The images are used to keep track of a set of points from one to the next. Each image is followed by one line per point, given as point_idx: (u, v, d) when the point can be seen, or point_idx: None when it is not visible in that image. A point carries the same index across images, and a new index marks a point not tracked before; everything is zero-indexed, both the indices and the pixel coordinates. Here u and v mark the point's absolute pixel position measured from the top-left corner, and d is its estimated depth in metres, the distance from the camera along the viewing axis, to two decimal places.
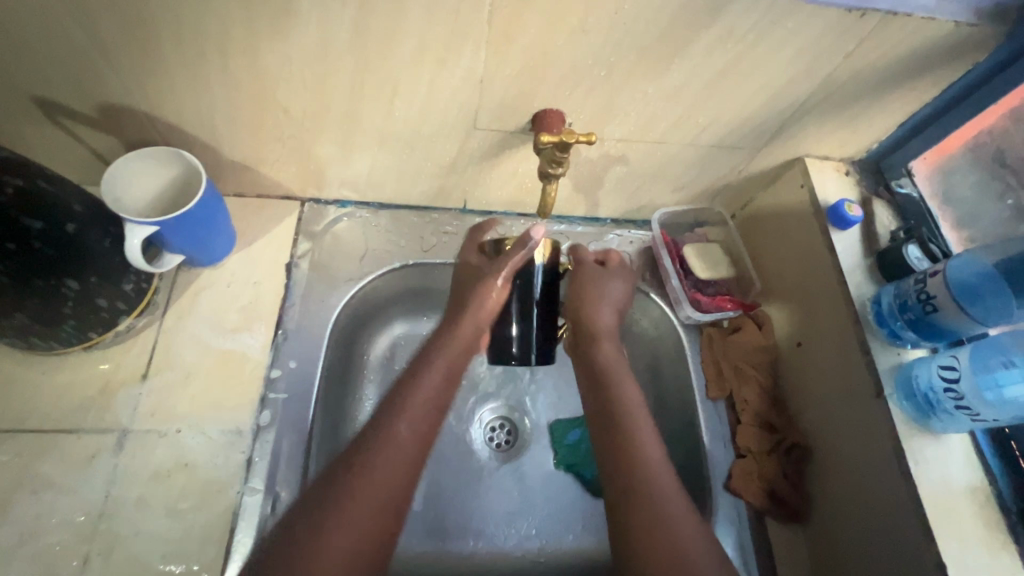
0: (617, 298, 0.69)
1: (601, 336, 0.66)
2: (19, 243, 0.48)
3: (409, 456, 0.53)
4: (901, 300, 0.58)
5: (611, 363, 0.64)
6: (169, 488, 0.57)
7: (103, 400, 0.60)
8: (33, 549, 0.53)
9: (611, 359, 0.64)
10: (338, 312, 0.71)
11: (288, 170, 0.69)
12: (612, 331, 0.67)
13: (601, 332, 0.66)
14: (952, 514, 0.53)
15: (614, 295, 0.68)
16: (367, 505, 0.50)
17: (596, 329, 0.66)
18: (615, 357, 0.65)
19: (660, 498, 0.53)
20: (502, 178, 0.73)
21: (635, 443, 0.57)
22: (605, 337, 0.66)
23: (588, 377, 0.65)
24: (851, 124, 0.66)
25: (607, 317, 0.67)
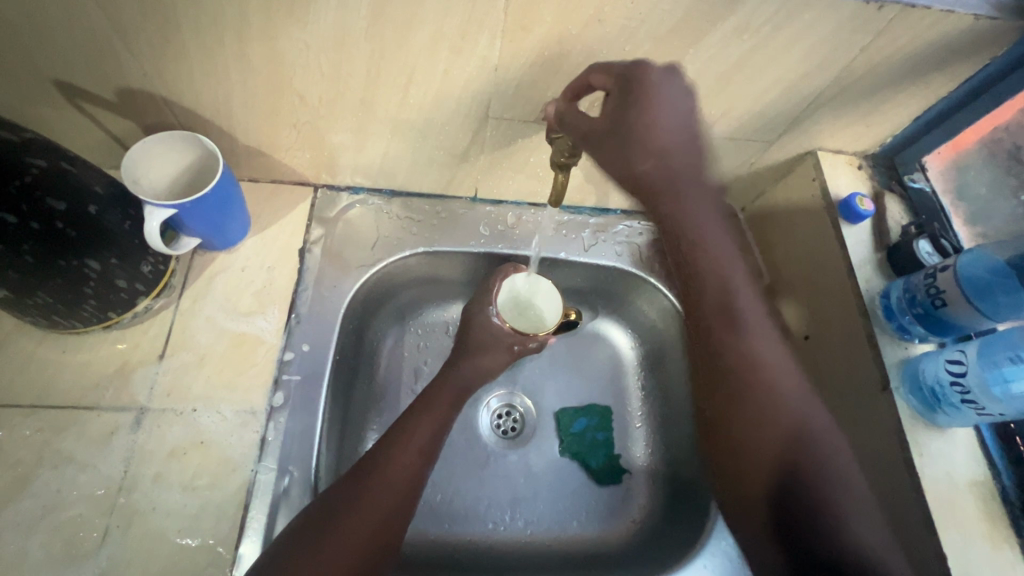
0: (684, 102, 0.54)
1: (676, 185, 0.55)
2: (43, 222, 0.49)
3: (387, 508, 0.54)
4: (910, 295, 0.58)
5: (684, 216, 0.57)
6: (186, 464, 0.59)
7: (121, 379, 0.62)
8: (55, 520, 0.55)
9: (679, 209, 0.56)
10: (349, 297, 0.72)
11: (303, 156, 0.70)
12: (692, 169, 0.56)
13: (681, 176, 0.55)
14: (955, 508, 0.53)
15: (675, 104, 0.54)
16: (379, 497, 0.54)
17: (671, 179, 0.55)
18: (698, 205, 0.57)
19: (780, 403, 0.56)
20: (513, 167, 0.74)
21: (751, 361, 0.58)
22: (686, 183, 0.56)
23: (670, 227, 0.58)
24: (864, 118, 0.66)
25: (707, 213, 0.58)
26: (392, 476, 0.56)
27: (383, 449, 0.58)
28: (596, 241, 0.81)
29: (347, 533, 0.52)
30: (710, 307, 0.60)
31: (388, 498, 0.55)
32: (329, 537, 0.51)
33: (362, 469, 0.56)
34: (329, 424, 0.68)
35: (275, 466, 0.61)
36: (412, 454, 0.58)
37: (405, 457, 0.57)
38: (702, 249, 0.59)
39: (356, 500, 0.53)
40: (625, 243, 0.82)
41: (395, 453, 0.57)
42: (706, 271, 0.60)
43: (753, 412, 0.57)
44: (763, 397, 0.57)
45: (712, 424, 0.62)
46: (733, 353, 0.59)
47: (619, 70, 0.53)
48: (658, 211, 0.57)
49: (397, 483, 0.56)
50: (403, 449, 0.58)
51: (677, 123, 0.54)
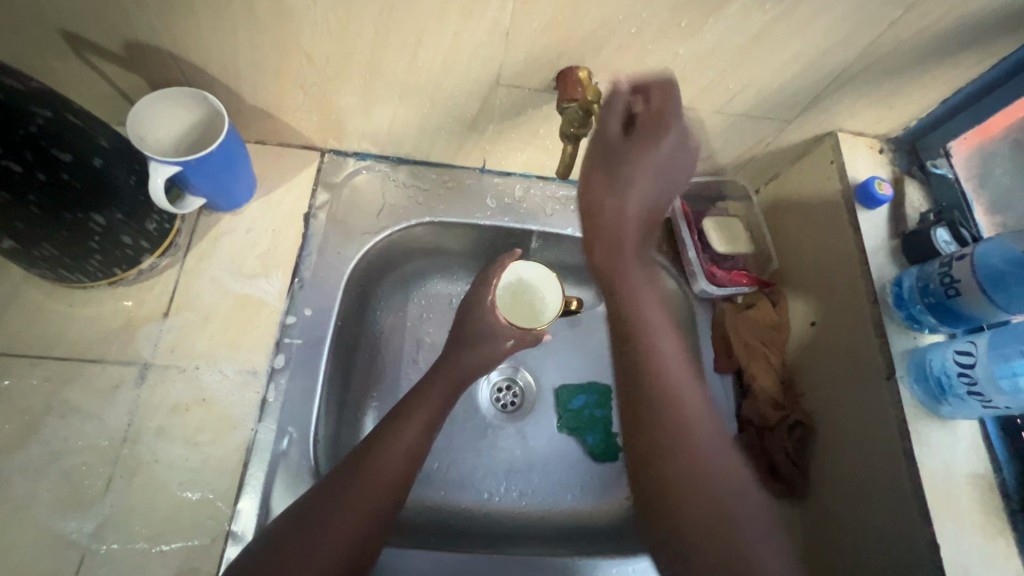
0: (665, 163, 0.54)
1: (615, 267, 0.59)
2: (49, 173, 0.49)
3: (383, 492, 0.54)
4: (923, 283, 0.57)
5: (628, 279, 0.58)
6: (188, 420, 0.60)
7: (126, 334, 0.62)
8: (62, 467, 0.56)
9: (622, 269, 0.59)
10: (353, 264, 0.72)
11: (310, 119, 0.69)
12: (641, 221, 0.58)
13: (624, 239, 0.58)
14: (953, 499, 0.52)
15: (662, 170, 0.55)
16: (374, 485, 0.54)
17: (615, 244, 0.58)
18: (641, 291, 0.59)
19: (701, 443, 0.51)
20: (522, 138, 0.72)
21: (681, 399, 0.53)
22: (628, 247, 0.58)
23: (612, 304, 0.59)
24: (888, 99, 0.64)
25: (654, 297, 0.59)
26: (375, 473, 0.55)
27: (369, 446, 0.57)
28: None
29: (326, 534, 0.51)
30: (667, 374, 0.54)
31: (369, 498, 0.53)
32: (309, 536, 0.50)
33: (344, 466, 0.55)
34: (329, 388, 0.68)
35: (275, 426, 0.62)
36: (396, 453, 0.57)
37: (389, 455, 0.56)
38: (653, 341, 0.56)
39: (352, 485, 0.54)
40: None
41: (380, 448, 0.56)
42: (638, 345, 0.56)
43: (682, 470, 0.49)
44: (677, 441, 0.51)
45: (652, 502, 0.51)
46: (664, 408, 0.52)
47: (654, 96, 0.54)
48: (597, 258, 0.59)
49: (379, 481, 0.54)
50: (388, 447, 0.57)
51: (643, 202, 0.56)
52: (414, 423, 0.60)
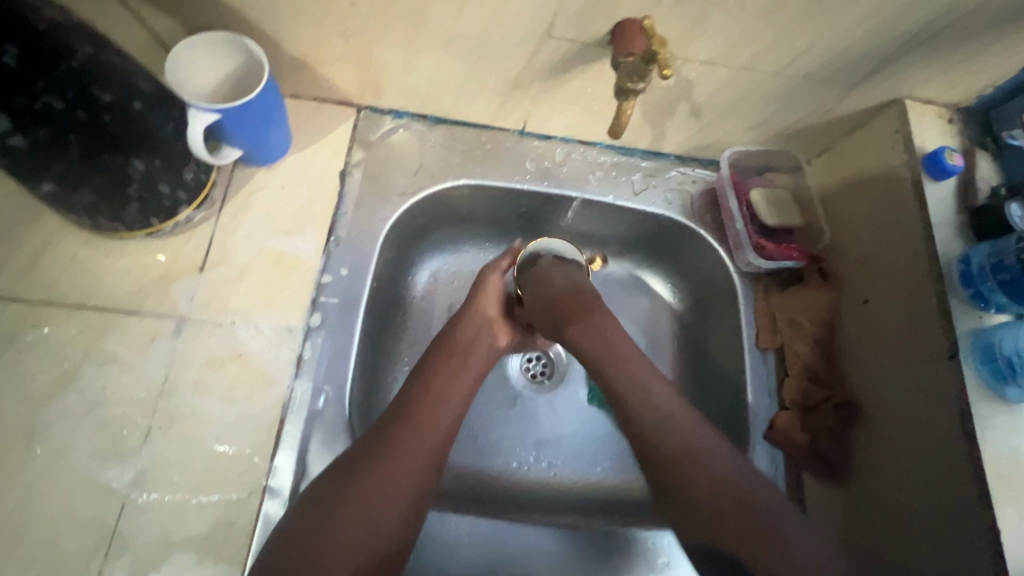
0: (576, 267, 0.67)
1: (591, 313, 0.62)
2: (90, 113, 0.47)
3: (405, 480, 0.54)
4: (995, 260, 0.53)
5: (603, 343, 0.61)
6: (224, 375, 0.59)
7: (162, 287, 0.61)
8: (100, 417, 0.56)
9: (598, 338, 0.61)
10: (389, 225, 0.70)
11: (347, 71, 0.66)
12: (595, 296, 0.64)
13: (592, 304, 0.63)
14: (1015, 485, 0.50)
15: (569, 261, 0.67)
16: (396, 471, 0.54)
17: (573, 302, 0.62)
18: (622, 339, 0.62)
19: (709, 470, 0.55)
20: (566, 99, 0.69)
21: (671, 419, 0.57)
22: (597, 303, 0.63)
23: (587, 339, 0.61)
24: (964, 63, 0.60)
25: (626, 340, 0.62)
26: (407, 457, 0.55)
27: (398, 427, 0.56)
28: (646, 186, 0.77)
29: (355, 517, 0.52)
30: (648, 421, 0.58)
31: (400, 486, 0.54)
32: (341, 517, 0.51)
33: (372, 447, 0.55)
34: (363, 350, 0.67)
35: (311, 383, 0.61)
36: (426, 439, 0.56)
37: (421, 439, 0.56)
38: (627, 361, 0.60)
39: (373, 470, 0.53)
40: (677, 191, 0.77)
41: (410, 431, 0.56)
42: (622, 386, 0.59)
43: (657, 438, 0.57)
44: (684, 468, 0.55)
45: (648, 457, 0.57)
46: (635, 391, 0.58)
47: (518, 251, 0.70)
48: (531, 298, 0.63)
49: (410, 465, 0.55)
50: (419, 432, 0.56)
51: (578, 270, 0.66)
52: (443, 404, 0.59)
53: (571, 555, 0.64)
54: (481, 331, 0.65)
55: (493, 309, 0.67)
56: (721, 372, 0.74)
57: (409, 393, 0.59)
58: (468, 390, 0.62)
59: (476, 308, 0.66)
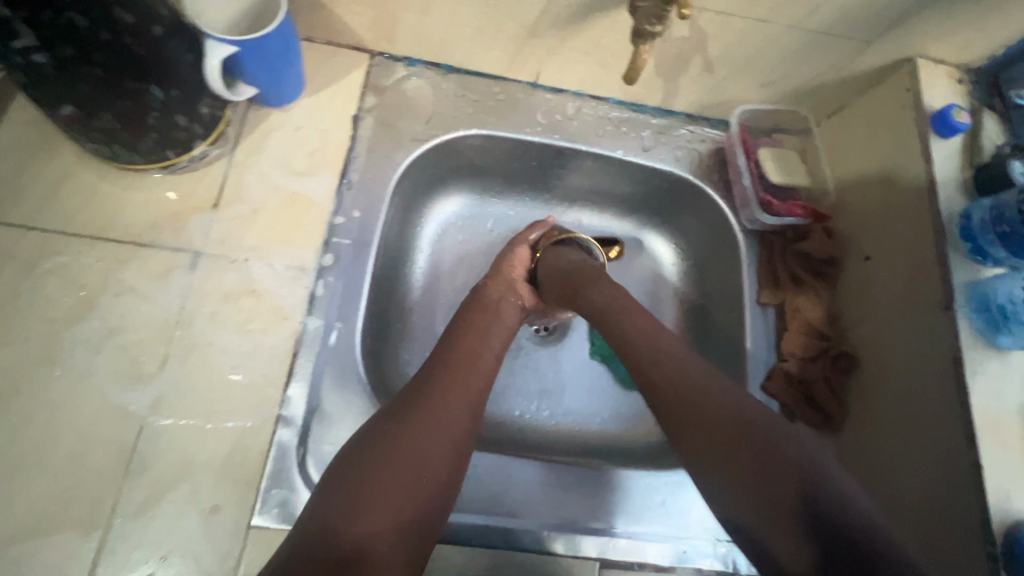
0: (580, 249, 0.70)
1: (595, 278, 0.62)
2: (112, 33, 0.47)
3: (443, 442, 0.52)
4: (996, 213, 0.55)
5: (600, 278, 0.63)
6: (239, 309, 0.61)
7: (177, 221, 0.62)
8: (119, 343, 0.58)
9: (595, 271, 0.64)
10: (401, 170, 0.71)
11: (363, 13, 0.66)
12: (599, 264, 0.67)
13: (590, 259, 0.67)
14: (1001, 428, 0.52)
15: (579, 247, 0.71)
16: (432, 432, 0.52)
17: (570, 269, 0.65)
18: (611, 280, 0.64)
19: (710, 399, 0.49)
20: (581, 50, 0.69)
21: (651, 342, 0.55)
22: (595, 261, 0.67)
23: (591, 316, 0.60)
24: (978, 21, 0.60)
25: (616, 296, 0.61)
26: (448, 414, 0.54)
27: (442, 386, 0.56)
28: (656, 143, 0.77)
29: (399, 470, 0.49)
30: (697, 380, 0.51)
31: (441, 444, 0.52)
32: (383, 474, 0.48)
33: (415, 400, 0.54)
34: (374, 293, 0.68)
35: (323, 320, 0.62)
36: (470, 397, 0.56)
37: (461, 396, 0.56)
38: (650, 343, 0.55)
39: (409, 431, 0.51)
40: (686, 148, 0.78)
41: (452, 387, 0.56)
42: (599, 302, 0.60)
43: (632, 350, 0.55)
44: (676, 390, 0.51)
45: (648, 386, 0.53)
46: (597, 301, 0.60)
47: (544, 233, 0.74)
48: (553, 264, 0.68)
49: (452, 422, 0.54)
50: (459, 388, 0.56)
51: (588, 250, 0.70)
52: (478, 371, 0.58)
53: (569, 496, 0.63)
54: (505, 292, 0.68)
55: (521, 272, 0.71)
56: (722, 327, 0.75)
57: (444, 360, 0.59)
58: (497, 358, 0.62)
59: (505, 273, 0.70)
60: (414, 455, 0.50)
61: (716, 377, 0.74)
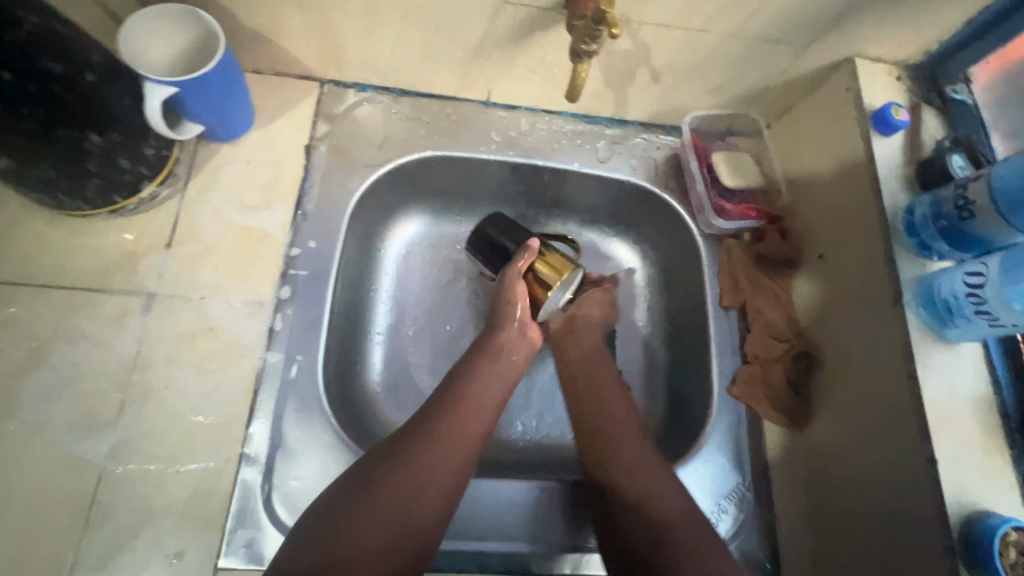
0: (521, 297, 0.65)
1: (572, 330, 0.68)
2: (39, 84, 0.47)
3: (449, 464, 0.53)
4: (936, 208, 0.56)
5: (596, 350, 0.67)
6: (196, 348, 0.60)
7: (129, 263, 0.62)
8: (74, 391, 0.57)
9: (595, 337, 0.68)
10: (357, 197, 0.70)
11: (308, 43, 0.66)
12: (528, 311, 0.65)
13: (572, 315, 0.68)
14: (953, 419, 0.53)
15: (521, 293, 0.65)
16: (440, 454, 0.53)
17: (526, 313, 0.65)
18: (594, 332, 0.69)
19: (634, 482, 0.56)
20: (527, 67, 0.69)
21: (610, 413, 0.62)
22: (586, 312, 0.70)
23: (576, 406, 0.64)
24: (910, 20, 0.61)
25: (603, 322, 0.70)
26: (456, 434, 0.55)
27: (457, 407, 0.56)
28: (611, 154, 0.78)
29: (403, 489, 0.51)
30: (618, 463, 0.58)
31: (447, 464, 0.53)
32: (384, 490, 0.50)
33: (428, 419, 0.55)
34: (335, 320, 0.68)
35: (283, 354, 0.62)
36: (480, 415, 0.57)
37: (473, 414, 0.57)
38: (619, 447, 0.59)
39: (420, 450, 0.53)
40: (642, 157, 0.78)
41: (468, 408, 0.57)
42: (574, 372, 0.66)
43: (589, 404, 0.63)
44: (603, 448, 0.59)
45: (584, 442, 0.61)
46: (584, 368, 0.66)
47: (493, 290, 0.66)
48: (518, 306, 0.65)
49: (461, 440, 0.55)
50: (472, 409, 0.57)
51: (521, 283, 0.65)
52: (490, 393, 0.59)
53: (540, 513, 0.63)
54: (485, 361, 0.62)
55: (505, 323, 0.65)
56: (687, 331, 0.76)
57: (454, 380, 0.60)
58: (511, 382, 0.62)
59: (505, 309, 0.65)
60: (417, 475, 0.52)
61: (684, 380, 0.75)
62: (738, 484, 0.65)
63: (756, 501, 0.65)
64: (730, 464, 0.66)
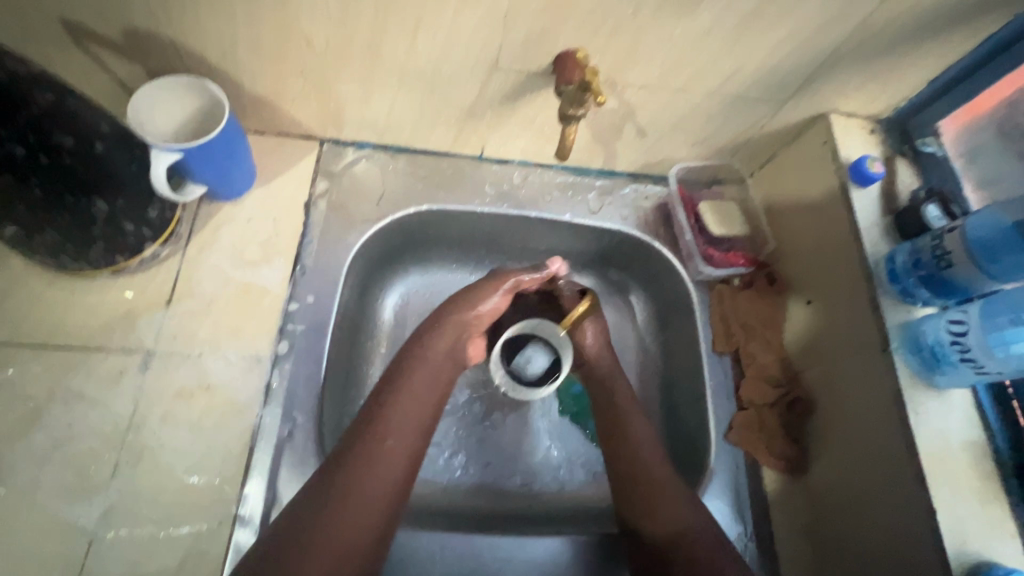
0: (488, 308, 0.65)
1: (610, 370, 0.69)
2: (50, 156, 0.49)
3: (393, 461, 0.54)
4: (915, 257, 0.58)
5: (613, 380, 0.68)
6: (192, 406, 0.60)
7: (128, 322, 0.62)
8: (67, 453, 0.56)
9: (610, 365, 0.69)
10: (355, 251, 0.72)
11: (309, 107, 0.69)
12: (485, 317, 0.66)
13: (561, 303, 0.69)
14: (948, 465, 0.54)
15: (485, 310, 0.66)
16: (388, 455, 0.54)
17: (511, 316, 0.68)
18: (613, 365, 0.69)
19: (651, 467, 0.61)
20: (519, 125, 0.72)
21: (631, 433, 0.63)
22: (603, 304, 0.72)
23: (608, 435, 0.65)
24: (880, 79, 0.65)
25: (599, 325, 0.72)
26: (400, 425, 0.55)
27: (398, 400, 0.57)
28: (602, 204, 0.80)
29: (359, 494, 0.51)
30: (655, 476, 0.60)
31: (397, 454, 0.54)
32: (351, 493, 0.51)
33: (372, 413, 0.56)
34: (332, 375, 0.68)
35: (280, 411, 0.62)
36: (422, 404, 0.57)
37: (413, 398, 0.57)
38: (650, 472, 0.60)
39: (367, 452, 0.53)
40: (631, 206, 0.81)
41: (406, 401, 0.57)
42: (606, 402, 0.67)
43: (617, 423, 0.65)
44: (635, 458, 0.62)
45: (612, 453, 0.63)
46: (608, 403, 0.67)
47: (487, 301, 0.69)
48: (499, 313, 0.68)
49: (411, 421, 0.56)
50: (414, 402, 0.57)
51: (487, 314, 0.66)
52: (435, 376, 0.60)
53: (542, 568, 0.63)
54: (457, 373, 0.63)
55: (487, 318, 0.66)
56: (683, 378, 0.76)
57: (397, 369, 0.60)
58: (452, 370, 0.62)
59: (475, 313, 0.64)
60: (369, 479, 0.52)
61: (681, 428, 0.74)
62: (742, 534, 0.64)
63: (759, 552, 0.64)
64: (731, 513, 0.65)
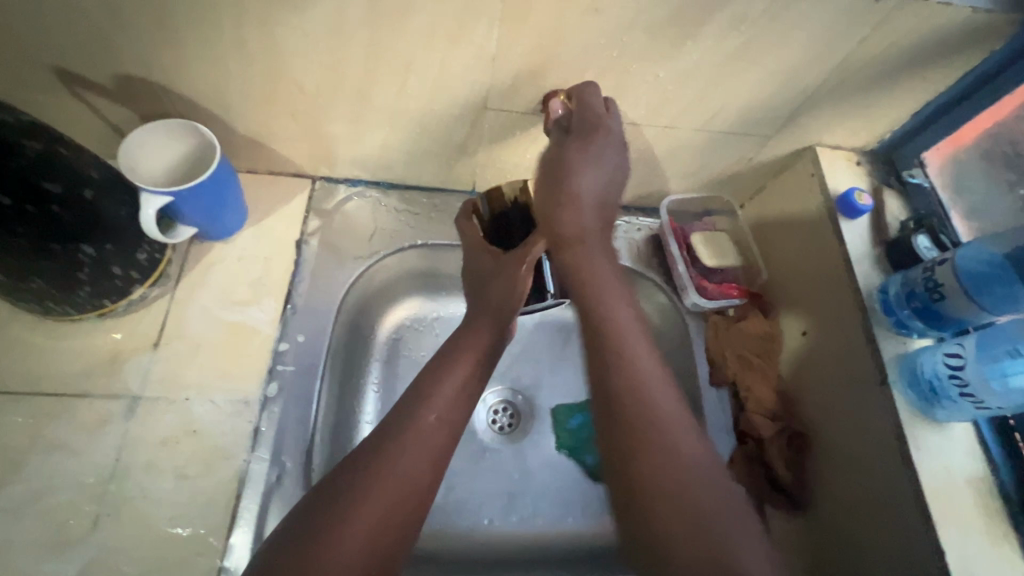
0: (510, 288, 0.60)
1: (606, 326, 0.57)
2: (39, 205, 0.49)
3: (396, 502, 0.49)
4: (908, 289, 0.58)
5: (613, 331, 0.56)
6: (177, 453, 0.59)
7: (113, 366, 0.61)
8: (45, 506, 0.54)
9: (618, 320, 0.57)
10: (346, 289, 0.72)
11: (301, 147, 0.69)
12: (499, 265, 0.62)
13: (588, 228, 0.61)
14: (954, 503, 0.52)
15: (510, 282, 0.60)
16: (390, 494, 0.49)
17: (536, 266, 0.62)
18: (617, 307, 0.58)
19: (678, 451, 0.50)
20: (510, 162, 0.73)
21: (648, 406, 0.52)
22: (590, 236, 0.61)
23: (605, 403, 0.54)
24: (863, 113, 0.66)
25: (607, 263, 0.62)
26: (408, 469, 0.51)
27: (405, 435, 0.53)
28: None
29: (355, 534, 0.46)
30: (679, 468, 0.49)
31: (404, 493, 0.50)
32: (343, 531, 0.46)
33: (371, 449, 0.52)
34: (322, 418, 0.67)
35: (267, 457, 0.60)
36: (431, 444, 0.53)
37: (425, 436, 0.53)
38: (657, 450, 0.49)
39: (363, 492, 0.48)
40: (623, 239, 0.80)
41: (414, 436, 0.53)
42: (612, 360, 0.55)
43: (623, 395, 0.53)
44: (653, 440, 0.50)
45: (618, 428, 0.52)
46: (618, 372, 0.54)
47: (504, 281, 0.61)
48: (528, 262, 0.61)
49: (419, 457, 0.52)
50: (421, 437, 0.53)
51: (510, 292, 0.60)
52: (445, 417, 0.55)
53: None
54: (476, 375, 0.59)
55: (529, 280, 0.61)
56: None
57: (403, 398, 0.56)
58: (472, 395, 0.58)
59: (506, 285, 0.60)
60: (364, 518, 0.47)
61: None
62: None
63: None
64: None
